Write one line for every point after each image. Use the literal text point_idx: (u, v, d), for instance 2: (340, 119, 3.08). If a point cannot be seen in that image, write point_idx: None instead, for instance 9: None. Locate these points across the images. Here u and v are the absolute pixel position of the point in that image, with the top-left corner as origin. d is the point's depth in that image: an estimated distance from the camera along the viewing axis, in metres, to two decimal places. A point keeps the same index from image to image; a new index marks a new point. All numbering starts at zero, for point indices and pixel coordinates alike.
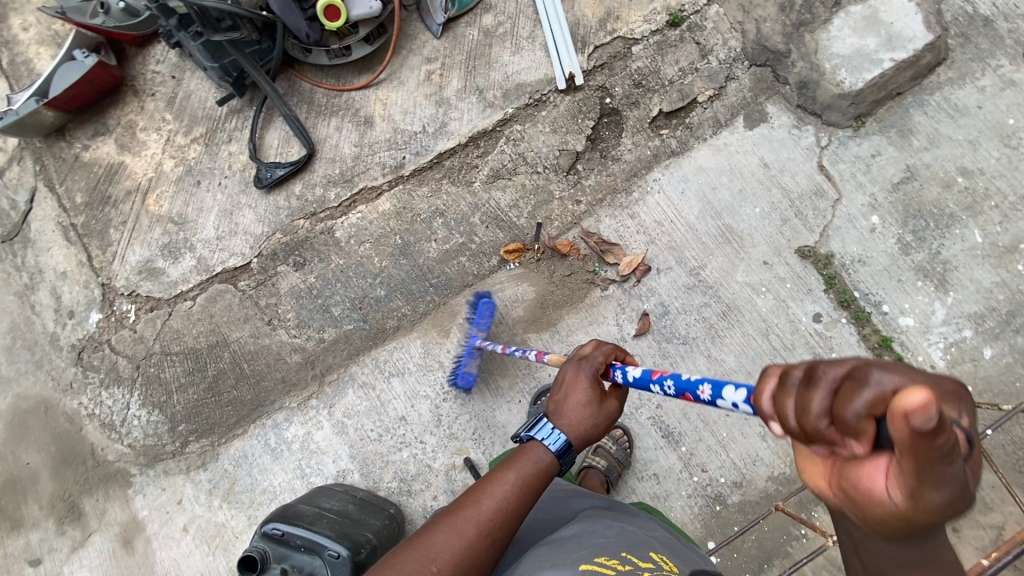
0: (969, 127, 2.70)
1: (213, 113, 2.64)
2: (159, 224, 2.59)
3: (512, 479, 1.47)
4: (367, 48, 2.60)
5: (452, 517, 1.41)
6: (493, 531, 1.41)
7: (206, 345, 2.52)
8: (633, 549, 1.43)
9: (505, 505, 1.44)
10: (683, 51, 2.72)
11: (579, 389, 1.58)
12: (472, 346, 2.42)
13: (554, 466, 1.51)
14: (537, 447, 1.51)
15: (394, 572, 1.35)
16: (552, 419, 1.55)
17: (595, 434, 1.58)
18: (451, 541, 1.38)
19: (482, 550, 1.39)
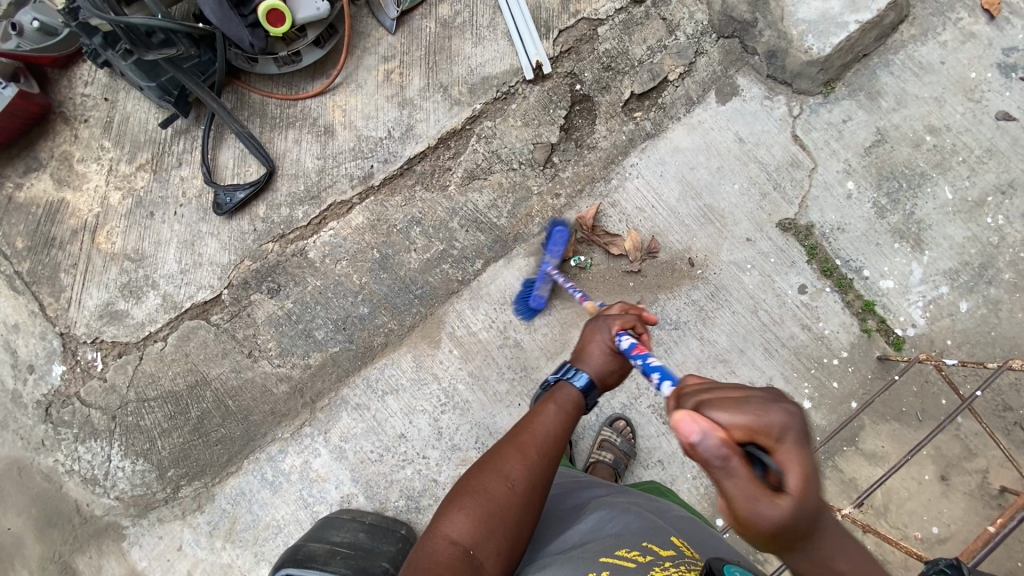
0: (933, 84, 2.73)
1: (157, 136, 2.44)
2: (114, 263, 2.40)
3: (555, 409, 1.48)
4: (318, 52, 2.41)
5: (512, 441, 1.42)
6: (554, 449, 1.43)
7: (185, 386, 2.38)
8: (653, 537, 1.38)
9: (560, 427, 1.46)
10: (650, 28, 2.64)
11: (597, 340, 1.58)
12: (546, 272, 2.43)
13: (583, 404, 1.52)
14: (564, 385, 1.53)
15: (473, 496, 1.34)
16: (573, 364, 1.57)
17: (613, 381, 1.59)
18: (517, 460, 1.38)
19: (548, 468, 1.41)
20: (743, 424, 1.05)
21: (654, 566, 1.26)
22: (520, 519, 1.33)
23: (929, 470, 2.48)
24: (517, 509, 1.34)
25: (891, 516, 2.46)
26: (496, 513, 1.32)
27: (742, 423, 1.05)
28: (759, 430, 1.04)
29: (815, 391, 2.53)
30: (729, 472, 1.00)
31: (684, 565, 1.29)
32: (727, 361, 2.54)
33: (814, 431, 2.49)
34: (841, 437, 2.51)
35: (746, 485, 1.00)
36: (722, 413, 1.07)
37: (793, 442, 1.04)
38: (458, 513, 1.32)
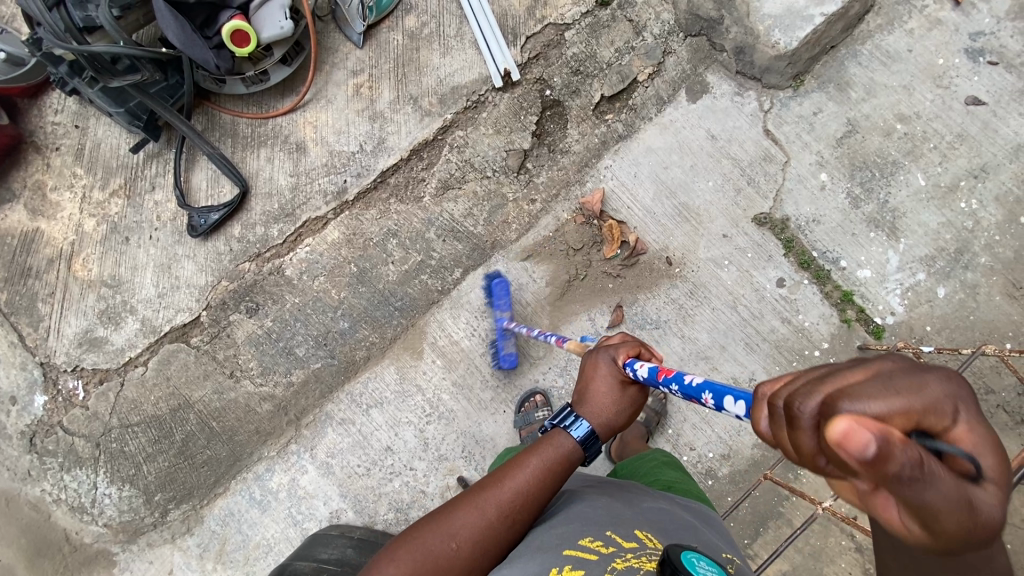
0: (902, 73, 2.75)
1: (130, 161, 2.44)
2: (91, 290, 2.39)
3: (534, 465, 1.45)
4: (286, 70, 2.41)
5: (473, 498, 1.39)
6: (515, 512, 1.39)
7: (167, 410, 2.37)
8: (618, 527, 1.33)
9: (529, 487, 1.42)
10: (617, 31, 2.64)
11: (601, 377, 1.59)
12: (502, 329, 2.48)
13: (582, 454, 1.50)
14: (559, 433, 1.51)
15: (416, 546, 1.33)
16: (574, 410, 1.57)
17: (624, 419, 1.59)
18: (471, 518, 1.35)
19: (506, 529, 1.37)
20: (905, 408, 0.77)
21: (614, 558, 1.21)
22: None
23: None
24: (459, 569, 1.31)
25: None
26: (435, 566, 1.30)
27: (899, 407, 0.77)
28: (925, 410, 0.78)
29: None
30: (924, 482, 0.72)
31: (646, 556, 1.23)
32: (709, 358, 2.55)
33: None
34: None
35: (953, 490, 0.74)
36: (860, 401, 0.77)
37: (961, 417, 0.81)
38: (394, 561, 1.31)
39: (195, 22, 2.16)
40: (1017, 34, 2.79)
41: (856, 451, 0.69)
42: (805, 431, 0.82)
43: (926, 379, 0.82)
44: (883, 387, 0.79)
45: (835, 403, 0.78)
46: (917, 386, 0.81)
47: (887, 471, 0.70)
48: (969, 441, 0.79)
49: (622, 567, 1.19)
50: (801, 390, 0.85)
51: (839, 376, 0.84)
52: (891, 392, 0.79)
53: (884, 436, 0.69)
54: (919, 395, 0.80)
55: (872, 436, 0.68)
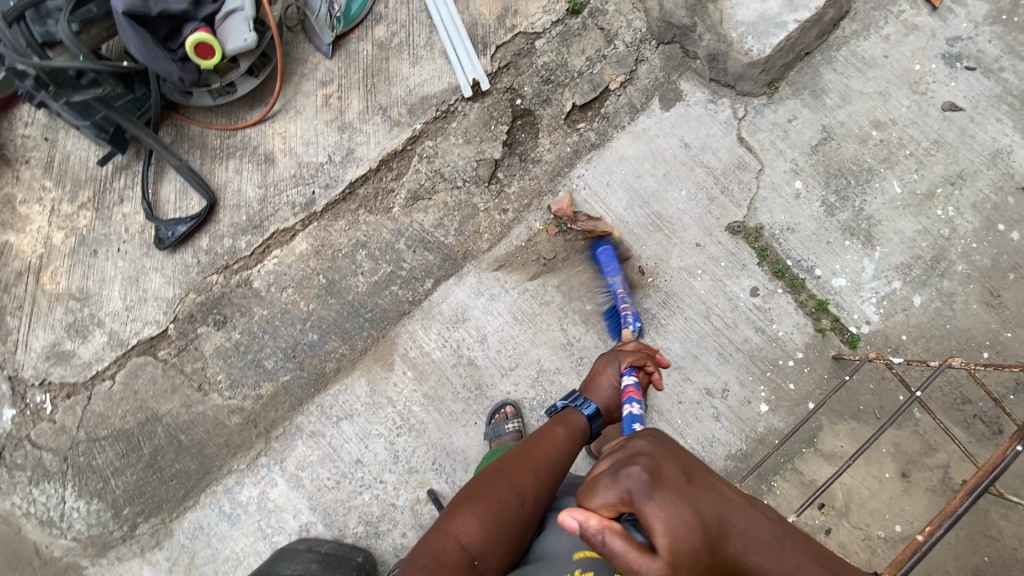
0: (878, 79, 2.72)
1: (98, 174, 2.44)
2: (59, 303, 2.38)
3: (565, 432, 1.61)
4: (253, 82, 2.40)
5: (525, 458, 1.52)
6: (559, 471, 1.54)
7: (135, 423, 2.36)
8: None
9: (566, 450, 1.58)
10: (588, 39, 2.62)
11: (604, 376, 1.85)
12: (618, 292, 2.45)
13: (589, 430, 1.69)
14: (573, 412, 1.70)
15: (484, 501, 1.42)
16: (584, 394, 1.80)
17: (614, 416, 1.81)
18: (529, 475, 1.49)
19: (553, 487, 1.52)
20: (608, 500, 1.17)
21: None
22: (524, 532, 1.42)
23: (890, 467, 2.47)
24: (523, 519, 1.42)
25: (854, 516, 2.44)
26: (506, 520, 1.40)
27: (603, 498, 1.18)
28: (622, 498, 1.16)
29: (772, 394, 2.51)
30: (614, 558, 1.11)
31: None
32: (682, 368, 2.53)
33: (772, 434, 2.48)
34: (799, 439, 2.49)
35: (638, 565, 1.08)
36: (592, 492, 1.20)
37: (646, 501, 1.13)
38: (469, 516, 1.39)
39: (158, 34, 2.13)
40: (995, 39, 2.76)
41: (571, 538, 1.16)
42: None
43: (624, 473, 1.18)
44: (597, 488, 1.20)
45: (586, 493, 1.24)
46: (617, 486, 1.17)
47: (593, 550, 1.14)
48: (651, 517, 1.11)
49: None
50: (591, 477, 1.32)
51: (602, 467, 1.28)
52: (604, 490, 1.19)
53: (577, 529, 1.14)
54: (619, 488, 1.17)
55: (575, 524, 1.14)
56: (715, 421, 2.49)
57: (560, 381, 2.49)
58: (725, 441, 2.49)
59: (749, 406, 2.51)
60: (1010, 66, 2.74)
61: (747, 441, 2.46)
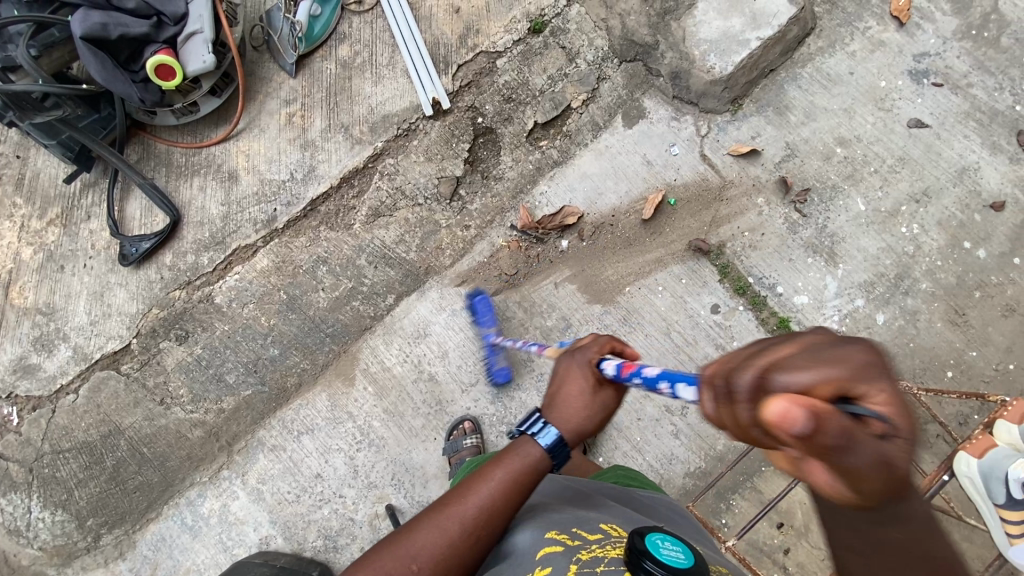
0: (843, 95, 2.72)
1: (67, 191, 2.50)
2: (27, 317, 2.43)
3: (501, 478, 1.34)
4: (215, 102, 2.46)
5: (434, 513, 1.31)
6: (478, 529, 1.30)
7: (99, 436, 2.40)
8: (584, 524, 1.32)
9: (494, 502, 1.32)
10: (550, 58, 2.65)
11: (571, 382, 1.46)
12: (491, 344, 2.44)
13: (548, 462, 1.37)
14: (525, 442, 1.38)
15: (378, 565, 1.27)
16: (542, 415, 1.43)
17: (593, 428, 1.43)
18: (433, 535, 1.28)
19: (466, 548, 1.29)
20: (831, 378, 0.80)
21: (579, 550, 1.20)
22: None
23: None
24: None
25: (813, 535, 2.38)
26: None
27: (821, 376, 0.80)
28: (851, 378, 0.81)
29: None
30: (849, 451, 0.75)
31: (611, 543, 1.23)
32: None
33: (732, 452, 2.46)
34: (760, 457, 2.46)
35: (870, 452, 0.76)
36: (788, 373, 0.81)
37: (881, 383, 0.81)
38: None
39: (119, 57, 2.18)
40: (964, 55, 2.74)
41: (791, 427, 0.72)
42: (740, 405, 0.84)
43: (848, 349, 0.84)
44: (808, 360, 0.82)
45: (768, 377, 0.82)
46: (840, 359, 0.82)
47: (819, 445, 0.74)
48: (891, 406, 0.80)
49: (588, 556, 1.18)
50: (738, 365, 0.88)
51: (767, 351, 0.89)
52: (814, 362, 0.82)
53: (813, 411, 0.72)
54: (843, 363, 0.82)
55: (801, 409, 0.72)
56: (674, 438, 2.48)
57: (520, 398, 2.48)
58: (684, 459, 2.47)
59: (708, 424, 2.49)
60: (979, 82, 2.71)
61: (705, 459, 2.44)
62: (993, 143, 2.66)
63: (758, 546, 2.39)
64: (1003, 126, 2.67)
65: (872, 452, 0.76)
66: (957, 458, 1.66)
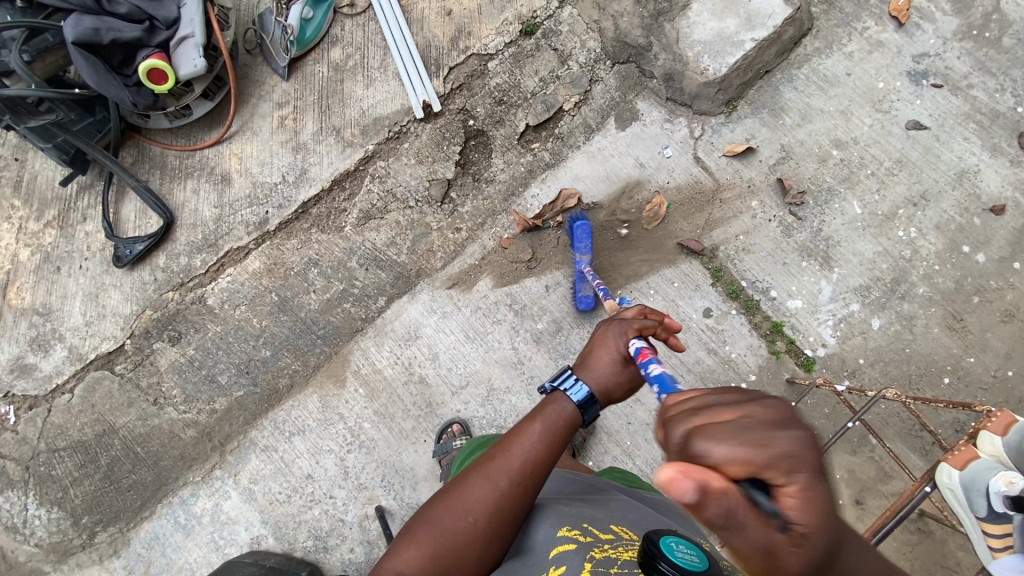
0: (839, 97, 2.68)
1: (64, 193, 2.53)
2: (24, 317, 2.47)
3: (534, 436, 1.36)
4: (208, 104, 2.48)
5: (481, 469, 1.34)
6: (526, 479, 1.33)
7: (93, 435, 2.43)
8: (595, 519, 1.32)
9: (535, 457, 1.34)
10: (541, 60, 2.65)
11: (605, 347, 1.49)
12: (581, 272, 2.46)
13: (579, 419, 1.41)
14: (559, 397, 1.41)
15: (430, 527, 1.29)
16: (575, 372, 1.47)
17: (619, 394, 1.48)
18: (482, 491, 1.31)
19: (517, 498, 1.31)
20: (744, 461, 0.83)
21: (592, 547, 1.22)
22: (481, 554, 1.27)
23: (843, 494, 2.42)
24: (476, 543, 1.27)
25: None
26: (454, 545, 1.27)
27: (738, 458, 0.83)
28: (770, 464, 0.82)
29: None
30: (727, 527, 0.80)
31: (624, 546, 1.24)
32: None
33: None
34: None
35: (758, 537, 0.80)
36: (710, 445, 0.85)
37: (801, 476, 0.83)
38: (412, 546, 1.28)
39: (112, 61, 2.21)
40: (964, 55, 2.69)
41: (677, 495, 0.78)
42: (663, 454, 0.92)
43: (782, 434, 0.85)
44: (731, 435, 0.85)
45: (692, 442, 0.87)
46: (766, 447, 0.83)
47: (701, 516, 0.80)
48: (801, 499, 0.82)
49: (602, 556, 1.20)
50: (678, 417, 0.94)
51: (709, 411, 0.93)
52: (737, 440, 0.84)
53: (701, 486, 0.78)
54: (767, 449, 0.83)
55: (691, 488, 0.77)
56: None
57: (510, 400, 2.48)
58: None
59: None
60: (979, 83, 2.67)
61: None
62: (994, 145, 2.61)
63: None
64: (1004, 128, 2.62)
65: (763, 536, 0.80)
66: (939, 469, 1.65)
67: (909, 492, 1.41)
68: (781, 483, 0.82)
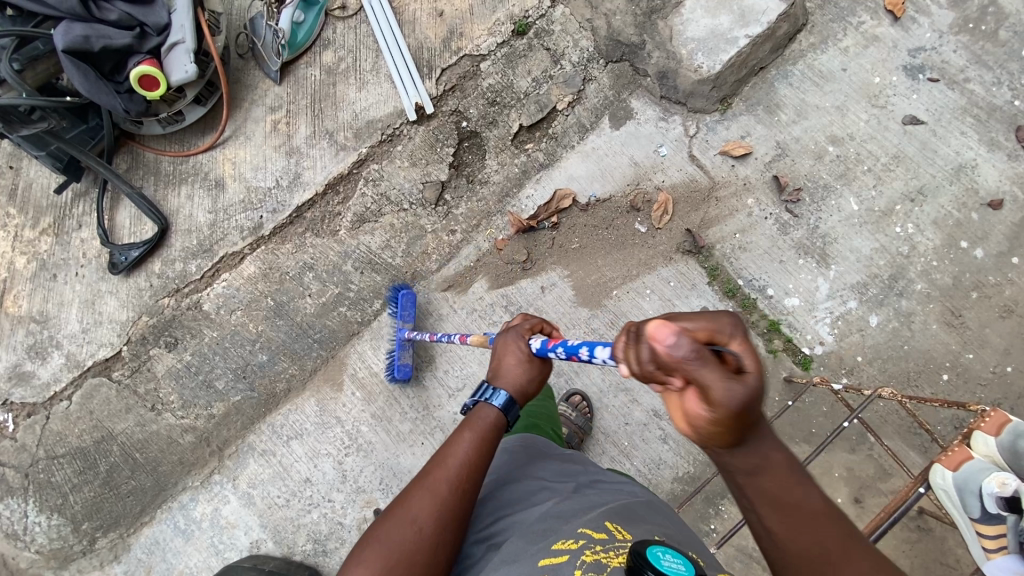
0: (835, 93, 2.67)
1: (58, 201, 2.54)
2: (21, 325, 2.48)
3: (469, 438, 1.41)
4: (200, 110, 2.49)
5: (420, 480, 1.33)
6: (465, 482, 1.33)
7: (92, 441, 2.44)
8: (585, 523, 1.27)
9: (473, 455, 1.37)
10: (534, 60, 2.63)
11: (509, 352, 1.56)
12: (402, 339, 2.41)
13: (504, 420, 1.46)
14: (482, 407, 1.47)
15: (374, 545, 1.23)
16: (489, 383, 1.52)
17: (535, 389, 1.55)
18: (425, 500, 1.28)
19: (460, 502, 1.31)
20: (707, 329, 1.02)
21: (583, 551, 1.15)
22: (429, 563, 1.22)
23: (843, 492, 2.41)
24: (424, 552, 1.22)
25: None
26: (400, 560, 1.20)
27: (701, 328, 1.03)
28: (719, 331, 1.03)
29: None
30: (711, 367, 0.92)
31: (616, 547, 1.17)
32: (629, 390, 2.52)
33: None
34: None
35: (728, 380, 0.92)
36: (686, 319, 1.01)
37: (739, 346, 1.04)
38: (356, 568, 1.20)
39: (103, 68, 2.22)
40: (961, 49, 2.67)
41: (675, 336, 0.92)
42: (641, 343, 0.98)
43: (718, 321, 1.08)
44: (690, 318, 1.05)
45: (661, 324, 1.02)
46: (716, 320, 1.04)
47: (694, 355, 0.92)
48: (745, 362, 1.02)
49: (592, 558, 1.13)
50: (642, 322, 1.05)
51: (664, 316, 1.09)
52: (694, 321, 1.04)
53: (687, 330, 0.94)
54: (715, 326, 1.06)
55: (673, 332, 0.92)
56: (662, 443, 2.46)
57: None
58: (673, 464, 2.45)
59: None
60: (976, 77, 2.64)
61: (693, 464, 2.41)
62: (991, 139, 2.59)
63: (748, 551, 2.36)
64: (1002, 122, 2.60)
65: (728, 378, 0.92)
66: (932, 470, 1.65)
67: (900, 493, 1.41)
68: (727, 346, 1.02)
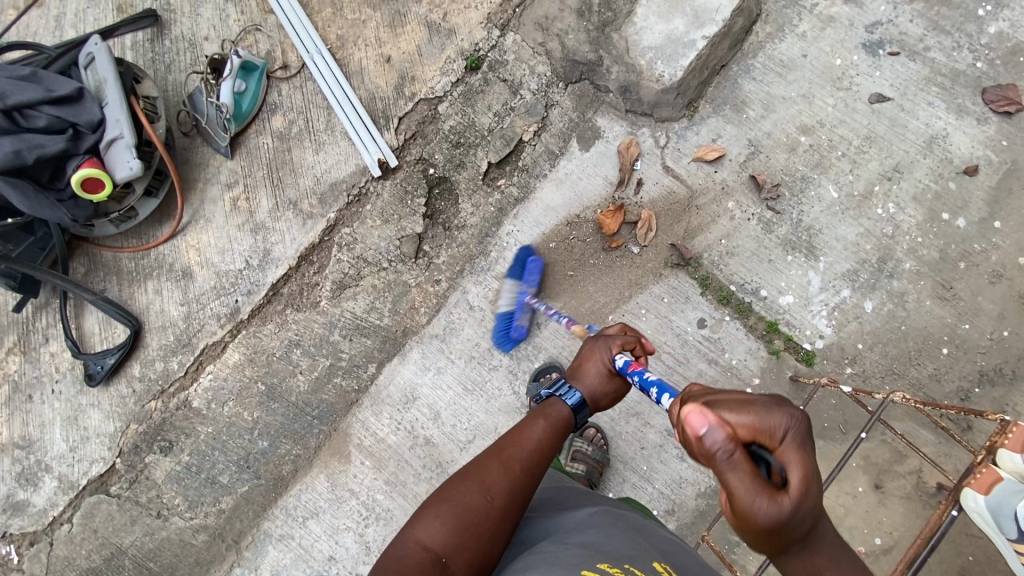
0: (799, 81, 2.62)
1: (20, 317, 2.42)
2: (5, 454, 2.37)
3: (544, 427, 1.45)
4: (154, 202, 2.36)
5: (499, 453, 1.39)
6: (535, 468, 1.39)
7: (101, 560, 2.33)
8: (636, 559, 1.25)
9: (545, 446, 1.42)
10: (492, 94, 2.56)
11: (593, 358, 1.57)
12: (523, 302, 2.44)
13: (573, 421, 1.49)
14: (555, 402, 1.50)
15: (450, 502, 1.31)
16: (568, 380, 1.56)
17: (605, 403, 1.56)
18: (500, 474, 1.35)
19: (528, 484, 1.37)
20: (750, 425, 1.08)
21: None
22: (495, 534, 1.29)
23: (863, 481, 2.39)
24: (490, 522, 1.29)
25: None
26: (473, 521, 1.28)
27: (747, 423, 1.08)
28: (766, 431, 1.08)
29: None
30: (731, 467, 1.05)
31: None
32: (639, 413, 2.50)
33: None
34: None
35: (750, 486, 1.04)
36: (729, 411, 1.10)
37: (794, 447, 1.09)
38: (433, 519, 1.28)
39: (41, 178, 2.09)
40: (917, 18, 2.64)
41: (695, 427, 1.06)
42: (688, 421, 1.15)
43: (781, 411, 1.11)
44: (743, 408, 1.10)
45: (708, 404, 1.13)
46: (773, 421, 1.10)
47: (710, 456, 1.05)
48: (795, 463, 1.08)
49: None
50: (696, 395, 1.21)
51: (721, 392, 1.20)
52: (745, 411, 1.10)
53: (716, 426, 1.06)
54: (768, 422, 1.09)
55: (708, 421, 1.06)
56: (680, 461, 2.46)
57: None
58: (693, 480, 2.44)
59: None
60: (935, 44, 2.62)
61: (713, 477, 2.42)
62: (959, 106, 2.58)
63: None
64: (967, 86, 2.59)
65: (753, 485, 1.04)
66: (964, 493, 1.68)
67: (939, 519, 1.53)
68: (775, 446, 1.09)
